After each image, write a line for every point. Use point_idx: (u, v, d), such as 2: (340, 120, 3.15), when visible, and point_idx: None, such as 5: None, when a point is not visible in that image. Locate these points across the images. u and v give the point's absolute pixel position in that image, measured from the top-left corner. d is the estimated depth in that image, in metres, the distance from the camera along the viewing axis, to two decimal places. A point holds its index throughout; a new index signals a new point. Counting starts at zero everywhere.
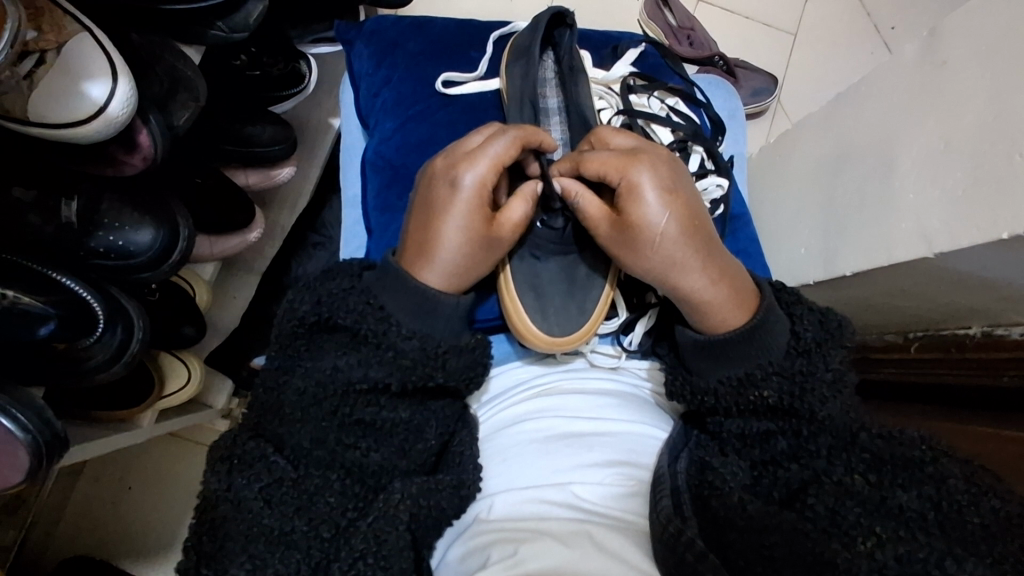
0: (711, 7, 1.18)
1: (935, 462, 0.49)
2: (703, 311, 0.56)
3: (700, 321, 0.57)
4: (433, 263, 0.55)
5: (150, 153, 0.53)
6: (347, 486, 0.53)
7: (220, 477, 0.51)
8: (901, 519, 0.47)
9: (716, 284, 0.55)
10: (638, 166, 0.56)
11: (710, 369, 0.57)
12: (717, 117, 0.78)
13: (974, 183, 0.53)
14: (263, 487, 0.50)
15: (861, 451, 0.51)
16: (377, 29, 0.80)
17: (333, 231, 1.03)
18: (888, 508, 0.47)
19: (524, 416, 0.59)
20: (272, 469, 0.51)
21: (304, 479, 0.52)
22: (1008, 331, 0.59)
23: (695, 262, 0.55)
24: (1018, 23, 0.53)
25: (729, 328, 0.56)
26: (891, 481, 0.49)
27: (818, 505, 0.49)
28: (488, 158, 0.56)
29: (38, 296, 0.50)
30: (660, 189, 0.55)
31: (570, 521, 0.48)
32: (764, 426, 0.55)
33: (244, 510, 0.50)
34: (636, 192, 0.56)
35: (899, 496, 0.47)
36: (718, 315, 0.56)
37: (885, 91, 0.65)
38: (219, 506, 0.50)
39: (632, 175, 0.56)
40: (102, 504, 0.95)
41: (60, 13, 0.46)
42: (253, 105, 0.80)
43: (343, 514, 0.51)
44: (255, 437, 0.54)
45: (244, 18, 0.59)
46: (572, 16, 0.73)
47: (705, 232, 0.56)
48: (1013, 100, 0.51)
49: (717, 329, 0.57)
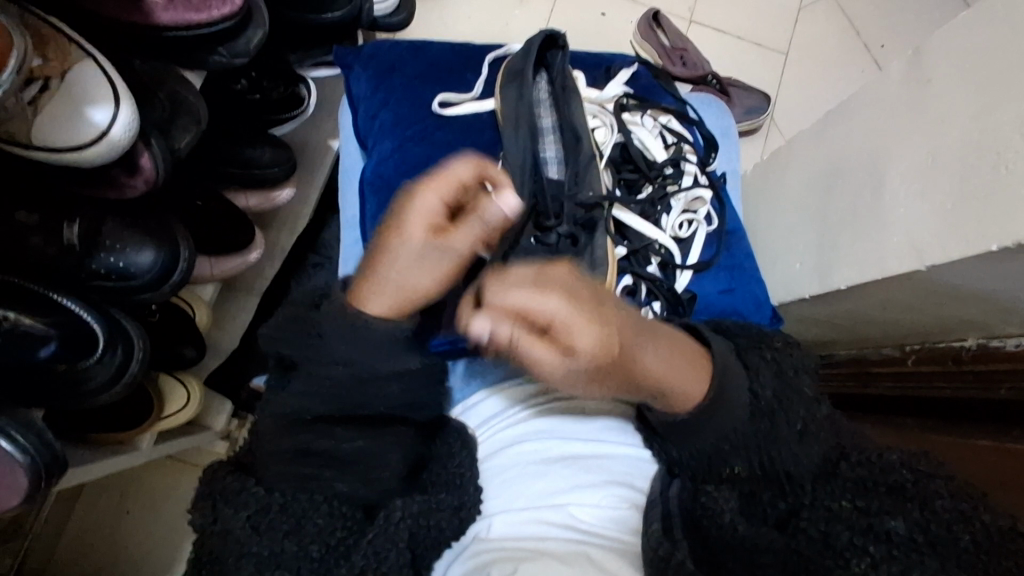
0: (703, 28, 1.22)
1: (921, 481, 0.50)
2: (665, 395, 0.52)
3: (663, 399, 0.53)
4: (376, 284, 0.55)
5: (153, 175, 0.54)
6: (335, 506, 0.51)
7: (206, 511, 0.50)
8: (889, 544, 0.47)
9: (665, 363, 0.51)
10: (553, 293, 0.45)
11: (722, 404, 0.55)
12: (710, 135, 0.79)
13: (962, 197, 0.54)
14: (251, 515, 0.49)
15: (844, 480, 0.53)
16: (375, 53, 0.82)
17: (332, 251, 1.04)
18: (877, 532, 0.48)
19: (520, 437, 0.58)
20: (256, 497, 0.50)
21: (291, 504, 0.50)
22: (1003, 342, 0.59)
23: (641, 368, 0.49)
24: (1000, 40, 0.54)
25: (692, 401, 0.53)
26: (877, 507, 0.50)
27: (810, 529, 0.50)
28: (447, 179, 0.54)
29: (41, 318, 0.52)
30: (583, 312, 0.46)
31: (569, 542, 0.48)
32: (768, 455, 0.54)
33: (231, 539, 0.48)
34: (567, 321, 0.45)
35: (888, 522, 0.48)
36: (678, 399, 0.53)
37: (874, 108, 0.67)
38: (208, 540, 0.49)
39: (552, 311, 0.45)
40: (99, 529, 0.94)
41: (65, 41, 0.48)
42: (253, 129, 0.81)
43: (333, 534, 0.49)
44: (242, 468, 0.53)
45: (244, 43, 0.61)
46: (563, 39, 0.75)
47: (641, 340, 0.50)
48: (996, 117, 0.52)
49: (681, 405, 0.53)
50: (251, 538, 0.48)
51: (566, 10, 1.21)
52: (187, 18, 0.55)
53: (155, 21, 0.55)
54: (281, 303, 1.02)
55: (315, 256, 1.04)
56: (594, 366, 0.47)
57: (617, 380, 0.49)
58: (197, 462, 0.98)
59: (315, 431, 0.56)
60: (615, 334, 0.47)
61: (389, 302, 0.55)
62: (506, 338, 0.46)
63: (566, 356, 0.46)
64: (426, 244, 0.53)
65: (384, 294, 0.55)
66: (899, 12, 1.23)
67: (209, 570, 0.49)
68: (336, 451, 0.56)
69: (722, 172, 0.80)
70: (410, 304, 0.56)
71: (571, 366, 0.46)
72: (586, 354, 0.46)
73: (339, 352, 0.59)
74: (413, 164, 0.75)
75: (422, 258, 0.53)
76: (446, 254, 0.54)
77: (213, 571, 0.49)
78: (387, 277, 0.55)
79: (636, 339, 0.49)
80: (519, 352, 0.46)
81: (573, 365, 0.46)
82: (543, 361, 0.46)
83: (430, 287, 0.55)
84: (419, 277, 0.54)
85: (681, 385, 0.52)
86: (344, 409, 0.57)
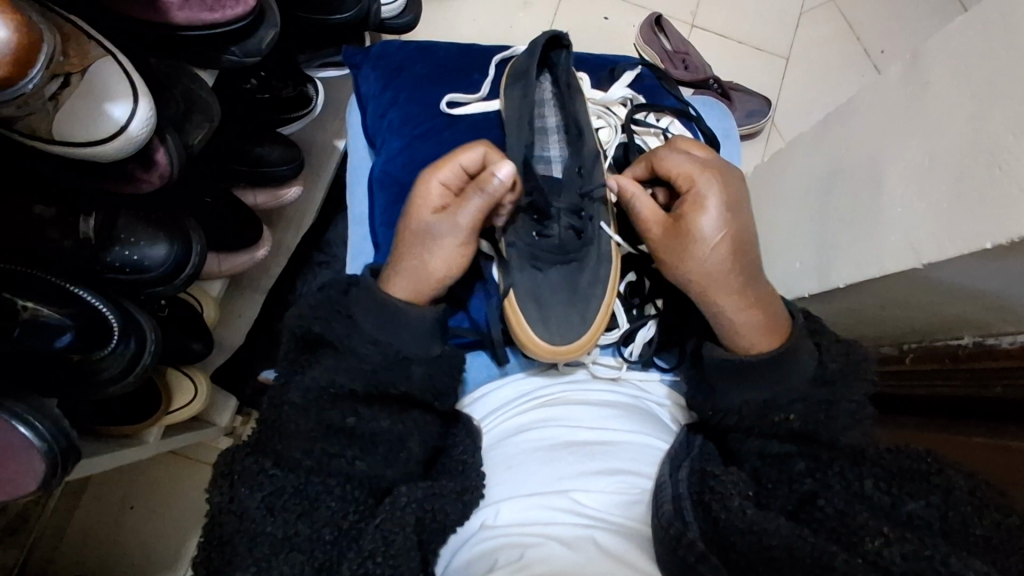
0: (704, 33, 1.23)
1: (942, 472, 0.49)
2: (735, 334, 0.60)
3: (732, 340, 0.60)
4: (400, 270, 0.60)
5: (167, 170, 0.55)
6: (348, 491, 0.53)
7: (224, 490, 0.52)
8: (911, 527, 0.48)
9: (749, 308, 0.59)
10: (708, 173, 0.62)
11: (732, 389, 0.59)
12: (712, 135, 0.81)
13: (958, 196, 0.55)
14: (266, 495, 0.51)
15: (875, 467, 0.51)
16: (384, 53, 0.83)
17: (337, 250, 1.05)
18: (898, 515, 0.48)
19: (528, 426, 0.60)
20: (271, 480, 0.52)
21: (306, 486, 0.52)
22: (999, 340, 0.60)
23: (733, 284, 0.59)
24: (994, 43, 0.55)
25: (758, 350, 0.58)
26: (899, 489, 0.49)
27: (828, 507, 0.50)
28: (452, 163, 0.61)
29: (56, 308, 0.52)
30: (722, 206, 0.60)
31: (576, 527, 0.49)
32: (783, 452, 0.55)
33: (246, 519, 0.50)
34: (706, 199, 0.61)
35: (907, 504, 0.48)
36: (745, 339, 0.59)
37: (873, 110, 0.68)
38: (222, 520, 0.51)
39: (699, 187, 0.62)
40: (104, 524, 0.95)
41: (85, 38, 0.49)
42: (263, 127, 0.82)
43: (345, 517, 0.51)
44: (254, 453, 0.54)
45: (257, 43, 0.63)
46: (568, 39, 0.76)
47: (749, 259, 0.60)
48: (991, 117, 0.53)
49: (747, 351, 0.60)
50: (265, 518, 0.50)
51: (569, 13, 1.23)
52: (202, 17, 0.56)
53: (171, 20, 0.56)
54: (286, 301, 1.03)
55: (320, 255, 1.05)
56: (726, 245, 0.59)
57: (703, 279, 0.60)
58: (200, 458, 1.00)
59: (326, 409, 0.55)
60: (744, 238, 0.60)
61: (408, 287, 0.60)
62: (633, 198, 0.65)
63: (679, 225, 0.61)
64: (430, 222, 0.60)
65: (405, 277, 0.60)
66: (898, 17, 1.24)
67: (221, 551, 0.50)
68: (334, 425, 0.54)
69: None
70: (429, 284, 0.60)
71: (680, 233, 0.61)
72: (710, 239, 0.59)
73: (366, 330, 0.57)
74: (421, 162, 0.76)
75: (428, 240, 0.60)
76: (449, 226, 0.59)
77: (225, 554, 0.50)
78: (404, 261, 0.60)
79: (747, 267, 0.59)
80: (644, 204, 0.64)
81: (681, 231, 0.60)
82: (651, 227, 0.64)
83: (443, 266, 0.60)
84: (430, 256, 0.59)
85: (745, 332, 0.59)
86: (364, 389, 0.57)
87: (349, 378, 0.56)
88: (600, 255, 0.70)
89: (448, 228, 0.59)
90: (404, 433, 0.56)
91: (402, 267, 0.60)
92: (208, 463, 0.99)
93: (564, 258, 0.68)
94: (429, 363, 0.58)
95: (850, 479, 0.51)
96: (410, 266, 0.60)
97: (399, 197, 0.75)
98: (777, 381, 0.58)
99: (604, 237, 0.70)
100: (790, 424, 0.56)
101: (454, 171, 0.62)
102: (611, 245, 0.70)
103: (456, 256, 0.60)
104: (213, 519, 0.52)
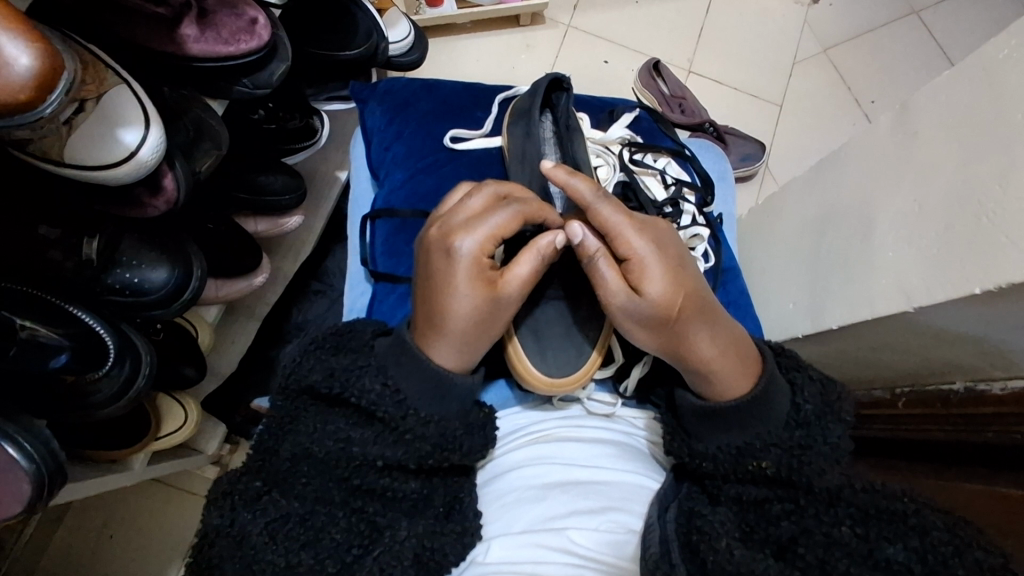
0: (701, 78, 1.28)
1: (918, 513, 0.49)
2: (710, 385, 0.58)
3: (707, 388, 0.59)
4: (442, 351, 0.56)
5: (173, 196, 0.56)
6: (353, 523, 0.52)
7: (224, 512, 0.52)
8: (889, 573, 0.46)
9: (721, 359, 0.58)
10: (648, 238, 0.59)
11: (710, 436, 0.58)
12: (705, 175, 0.83)
13: (946, 244, 0.56)
14: (269, 522, 0.51)
15: (847, 506, 0.51)
16: (390, 89, 0.86)
17: (335, 279, 1.06)
18: (875, 560, 0.47)
19: (521, 463, 0.60)
20: (276, 508, 0.51)
21: (310, 516, 0.52)
22: (990, 385, 0.60)
23: (705, 354, 0.57)
24: (976, 100, 0.57)
25: (739, 395, 0.58)
26: (877, 534, 0.49)
27: (808, 555, 0.48)
28: (488, 229, 0.56)
29: (53, 327, 0.52)
30: (660, 266, 0.58)
31: (567, 568, 0.49)
32: (759, 493, 0.56)
33: (246, 545, 0.50)
34: (646, 262, 0.58)
35: (886, 548, 0.47)
36: (725, 389, 0.58)
37: (863, 158, 0.70)
38: (218, 544, 0.51)
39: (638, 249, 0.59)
40: (83, 553, 0.93)
41: (102, 67, 0.50)
42: (267, 157, 0.84)
43: (348, 550, 0.50)
44: (257, 478, 0.54)
45: (267, 76, 0.64)
46: (569, 81, 0.78)
47: (708, 325, 0.58)
48: (975, 169, 0.55)
49: (725, 397, 0.58)
50: (267, 545, 0.50)
51: (571, 56, 1.27)
52: (217, 50, 0.58)
53: (187, 52, 0.58)
54: (283, 329, 1.03)
55: (318, 283, 1.06)
56: (666, 341, 0.58)
57: (669, 346, 0.58)
58: (187, 488, 0.98)
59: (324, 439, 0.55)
60: (690, 291, 0.58)
61: (453, 363, 0.56)
62: (595, 250, 0.59)
63: (636, 294, 0.58)
64: (479, 304, 0.55)
65: (447, 347, 0.56)
66: (885, 70, 1.29)
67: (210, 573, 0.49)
68: (347, 449, 0.54)
69: (719, 213, 0.84)
70: (464, 355, 0.57)
71: (633, 301, 0.58)
72: (647, 332, 0.59)
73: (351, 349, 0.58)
74: (423, 195, 0.77)
75: (490, 319, 0.56)
76: (493, 306, 0.56)
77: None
78: (447, 345, 0.56)
79: (719, 319, 0.59)
80: (595, 271, 0.59)
81: (634, 314, 0.58)
82: (610, 286, 0.59)
83: (494, 331, 0.58)
84: (473, 330, 0.56)
85: (726, 376, 0.58)
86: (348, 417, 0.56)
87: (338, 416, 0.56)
88: (596, 291, 0.71)
89: (504, 303, 0.57)
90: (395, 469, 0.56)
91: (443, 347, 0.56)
92: (196, 492, 0.97)
93: (560, 293, 0.69)
94: (429, 397, 0.55)
95: (830, 525, 0.50)
96: (428, 330, 0.56)
97: (400, 228, 0.76)
98: (776, 424, 0.58)
99: None
100: (772, 464, 0.56)
101: (451, 218, 0.58)
102: None
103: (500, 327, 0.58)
104: (206, 542, 0.51)
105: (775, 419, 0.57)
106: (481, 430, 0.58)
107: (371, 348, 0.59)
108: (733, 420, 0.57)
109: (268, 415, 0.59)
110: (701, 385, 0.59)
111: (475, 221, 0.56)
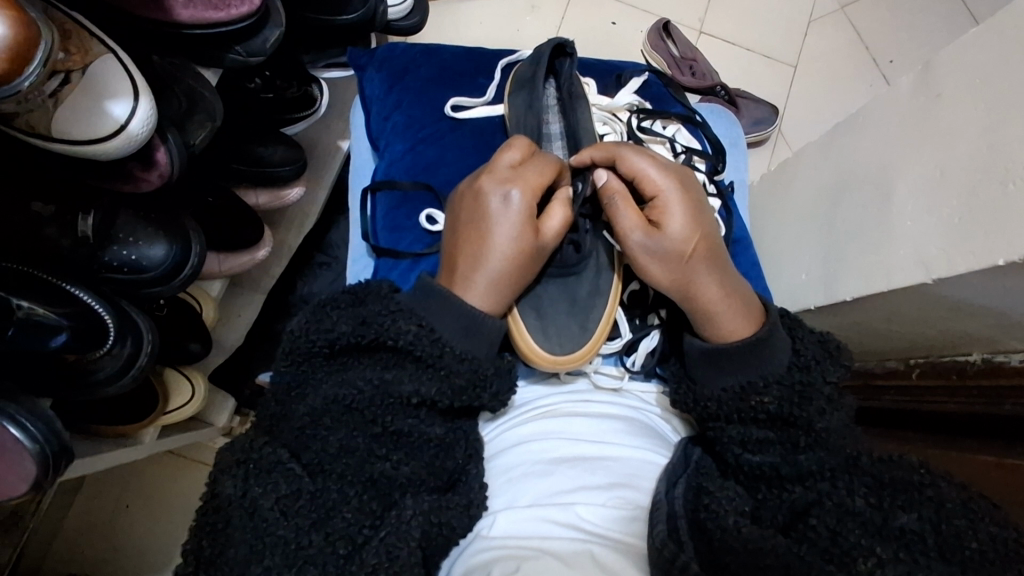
0: (712, 39, 1.23)
1: (933, 485, 0.48)
2: (712, 323, 0.60)
3: (711, 329, 0.60)
4: (478, 289, 0.58)
5: (167, 170, 0.55)
6: (363, 501, 0.52)
7: (237, 482, 0.51)
8: (902, 540, 0.46)
9: (726, 297, 0.60)
10: (673, 180, 0.63)
11: (712, 378, 0.59)
12: (716, 141, 0.80)
13: (969, 212, 0.54)
14: (280, 497, 0.50)
15: (863, 475, 0.51)
16: (389, 55, 0.83)
17: (340, 251, 1.05)
18: (889, 531, 0.46)
19: (528, 437, 0.60)
20: (287, 483, 0.51)
21: (322, 493, 0.51)
22: (1008, 357, 0.59)
23: (713, 289, 0.60)
24: (1007, 59, 0.54)
25: (738, 337, 0.59)
26: (891, 503, 0.48)
27: (819, 526, 0.48)
28: (530, 182, 0.61)
29: (52, 308, 0.51)
30: (686, 206, 0.62)
31: (573, 542, 0.48)
32: (763, 434, 0.56)
33: (256, 517, 0.49)
34: (669, 201, 0.62)
35: (900, 517, 0.46)
36: (725, 329, 0.59)
37: (883, 121, 0.67)
38: (229, 512, 0.50)
39: (664, 190, 0.63)
40: (100, 524, 0.94)
41: (87, 36, 0.48)
42: (265, 127, 0.82)
43: (360, 531, 0.50)
44: (271, 442, 0.54)
45: (261, 42, 0.62)
46: (572, 47, 0.76)
47: (720, 261, 0.61)
48: (1004, 133, 0.52)
49: (727, 339, 0.60)
50: (278, 521, 0.49)
51: (577, 18, 1.23)
52: (207, 16, 0.56)
53: (176, 19, 0.55)
54: (288, 301, 1.03)
55: (322, 255, 1.05)
56: (676, 275, 0.61)
57: (680, 282, 0.61)
58: (199, 459, 0.99)
59: (339, 420, 0.55)
60: (705, 233, 0.62)
61: (489, 304, 0.59)
62: (616, 189, 0.63)
63: (652, 231, 0.61)
64: (519, 246, 0.59)
65: (483, 290, 0.59)
66: (907, 26, 1.24)
67: (215, 542, 0.49)
68: (383, 387, 0.55)
69: (731, 181, 0.81)
70: (498, 297, 0.60)
71: (651, 235, 0.61)
72: (658, 267, 0.61)
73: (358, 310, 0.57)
74: (424, 166, 0.75)
75: (525, 264, 0.60)
76: (530, 251, 0.60)
77: (219, 547, 0.48)
78: (484, 285, 0.59)
79: (721, 262, 0.62)
80: (618, 208, 0.63)
81: (650, 249, 0.61)
82: (627, 226, 0.62)
83: (526, 278, 0.61)
84: (511, 270, 0.59)
85: (728, 318, 0.59)
86: (354, 391, 0.55)
87: (342, 391, 0.55)
88: (600, 267, 0.70)
89: (539, 250, 0.61)
90: (425, 411, 0.57)
91: (479, 286, 0.58)
92: (208, 463, 0.98)
93: (564, 272, 0.68)
94: (461, 336, 0.57)
95: (844, 495, 0.50)
96: (469, 272, 0.59)
97: (401, 202, 0.74)
98: (800, 408, 0.56)
99: (605, 246, 0.70)
100: (775, 400, 0.56)
101: (497, 171, 0.62)
102: (611, 256, 0.70)
103: (531, 275, 0.62)
104: (212, 515, 0.51)
105: (776, 369, 0.57)
106: (508, 373, 0.59)
107: (392, 301, 0.58)
108: (741, 383, 0.57)
109: (272, 388, 0.58)
110: (705, 327, 0.61)
111: (519, 175, 0.61)
